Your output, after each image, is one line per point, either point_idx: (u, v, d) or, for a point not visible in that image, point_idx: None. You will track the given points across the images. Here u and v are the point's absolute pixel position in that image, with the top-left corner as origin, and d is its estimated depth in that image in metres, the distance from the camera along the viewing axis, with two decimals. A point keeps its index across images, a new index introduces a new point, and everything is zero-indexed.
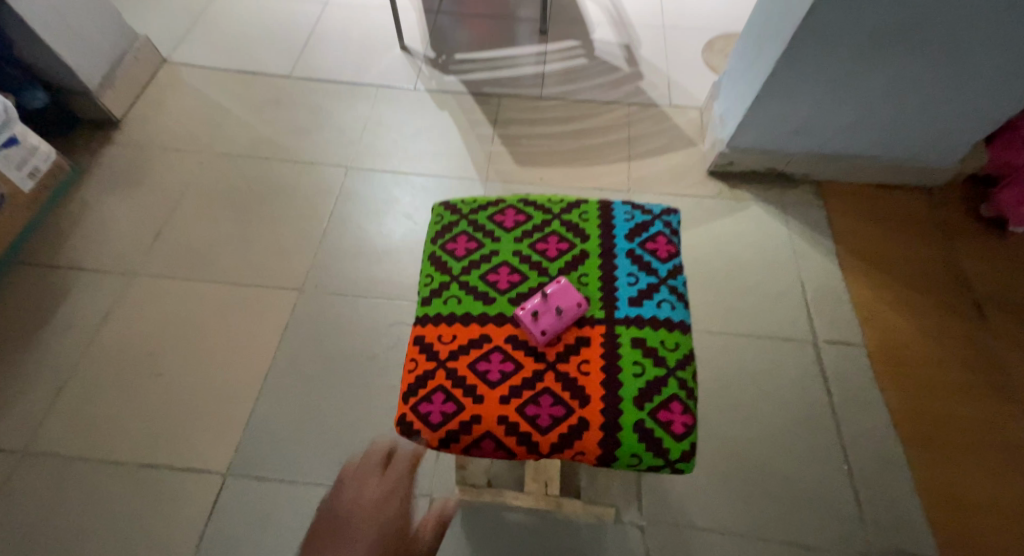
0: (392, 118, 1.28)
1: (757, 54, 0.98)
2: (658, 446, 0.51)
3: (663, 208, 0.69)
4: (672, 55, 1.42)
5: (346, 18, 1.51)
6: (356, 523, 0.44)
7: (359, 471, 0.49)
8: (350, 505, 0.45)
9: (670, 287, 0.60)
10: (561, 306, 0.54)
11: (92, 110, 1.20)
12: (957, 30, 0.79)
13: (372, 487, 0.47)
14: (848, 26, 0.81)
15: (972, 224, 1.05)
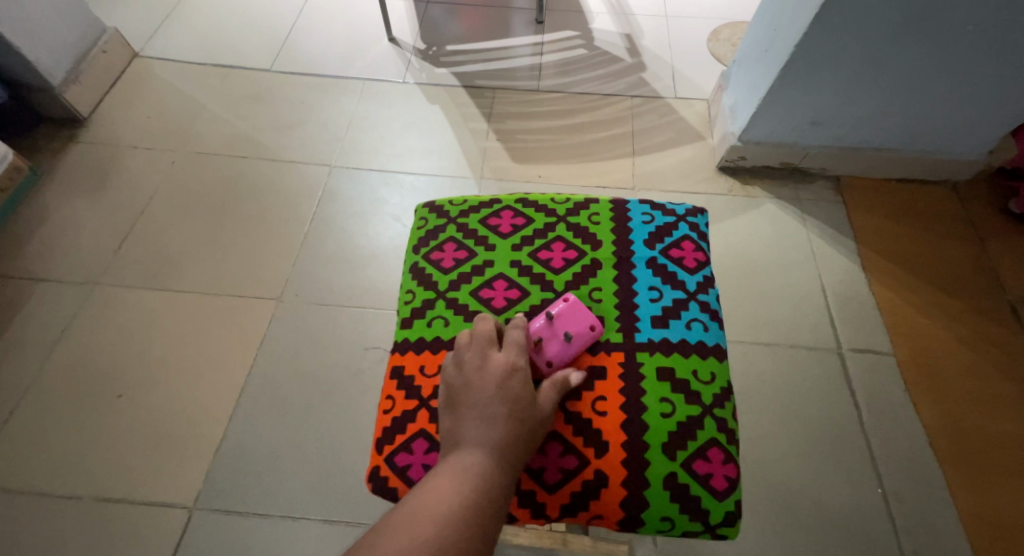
0: (380, 114, 1.21)
1: (770, 40, 0.90)
2: (693, 505, 0.44)
3: (688, 207, 0.62)
4: (675, 44, 1.35)
5: (331, 8, 1.43)
6: (488, 394, 0.42)
7: (475, 340, 0.46)
8: (482, 365, 0.44)
9: (700, 303, 0.53)
10: (565, 330, 0.49)
11: (57, 108, 1.12)
12: (998, 11, 0.72)
13: (494, 361, 0.44)
14: (875, 9, 0.74)
15: (1001, 221, 0.99)
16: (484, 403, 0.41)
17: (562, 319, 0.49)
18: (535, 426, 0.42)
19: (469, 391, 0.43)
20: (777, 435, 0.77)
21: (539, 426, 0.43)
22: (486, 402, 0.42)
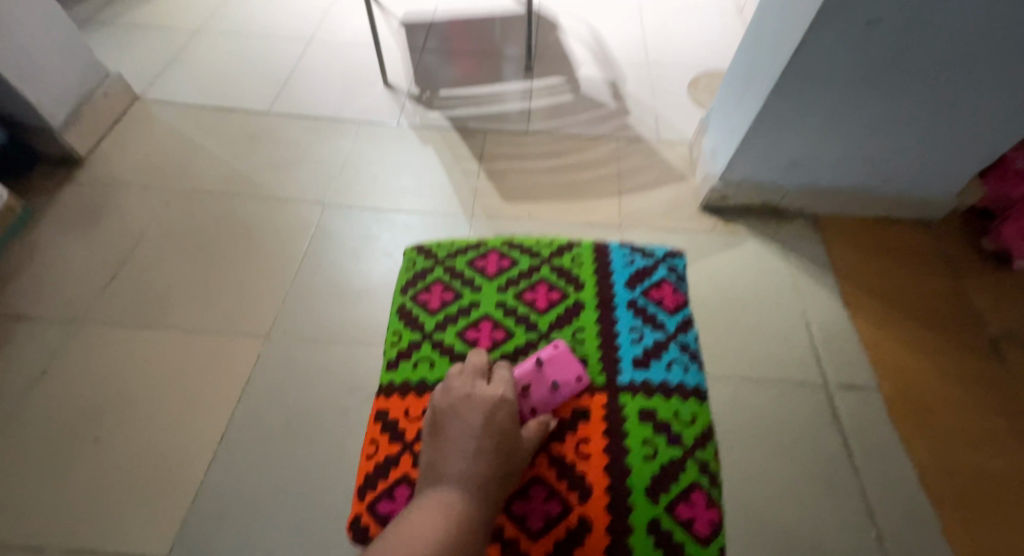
0: (374, 154, 1.24)
1: (746, 88, 0.95)
2: (671, 540, 0.68)
3: (669, 252, 1.01)
4: (657, 91, 1.42)
5: (329, 56, 1.49)
6: (473, 421, 0.62)
7: (468, 373, 0.70)
8: (467, 413, 0.63)
9: (675, 344, 0.87)
10: (561, 374, 0.76)
11: (55, 148, 1.14)
12: (955, 62, 0.77)
13: (479, 391, 0.67)
14: (841, 59, 0.79)
15: (975, 258, 1.02)
16: (469, 431, 0.60)
17: (558, 365, 0.77)
18: (504, 450, 0.61)
19: (458, 433, 0.61)
20: (769, 474, 0.76)
21: (507, 449, 0.61)
22: (470, 444, 0.59)
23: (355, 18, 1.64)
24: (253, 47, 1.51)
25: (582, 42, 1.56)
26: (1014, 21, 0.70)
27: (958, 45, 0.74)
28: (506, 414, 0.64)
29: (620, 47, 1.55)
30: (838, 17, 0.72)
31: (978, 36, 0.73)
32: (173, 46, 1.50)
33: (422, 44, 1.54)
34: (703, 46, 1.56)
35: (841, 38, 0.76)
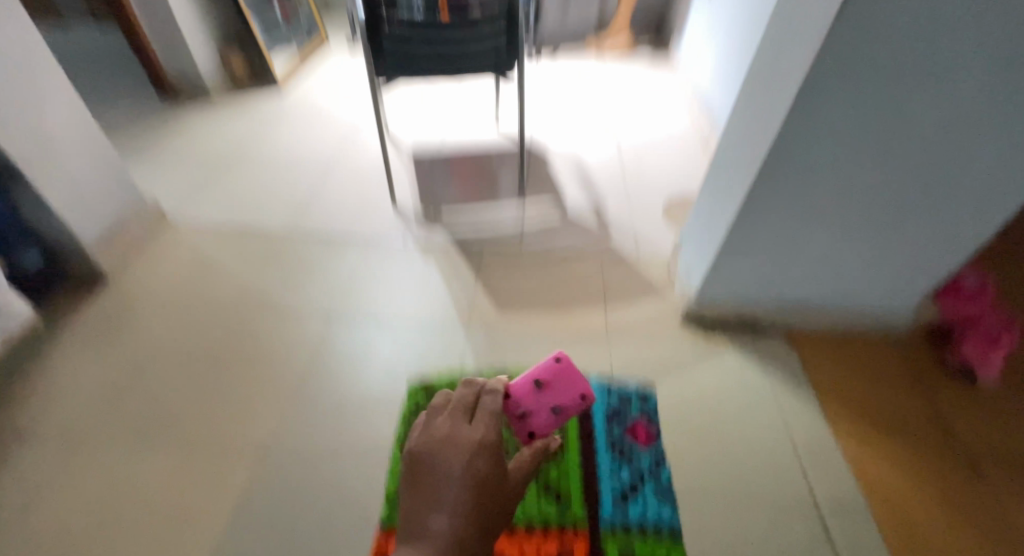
0: (378, 268, 1.33)
1: (713, 217, 1.08)
2: None
3: (641, 393, 1.05)
4: (637, 212, 1.58)
5: (345, 180, 1.67)
6: (456, 467, 0.55)
7: (454, 410, 0.62)
8: (444, 463, 0.55)
9: (648, 484, 0.91)
10: (562, 392, 0.72)
11: (85, 269, 1.24)
12: (884, 207, 0.90)
13: (464, 431, 0.59)
14: (789, 198, 0.91)
15: (942, 374, 1.06)
16: (450, 481, 0.54)
17: (559, 383, 0.72)
18: (487, 499, 0.56)
19: (434, 490, 0.54)
20: None
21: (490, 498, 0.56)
22: (445, 510, 0.53)
23: (369, 146, 1.86)
24: (276, 173, 1.69)
25: (569, 168, 1.76)
26: (928, 182, 0.83)
27: (894, 194, 0.87)
28: (488, 465, 0.57)
29: (603, 173, 1.75)
30: (782, 166, 0.86)
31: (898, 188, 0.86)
32: (205, 173, 1.69)
33: (428, 169, 1.73)
34: (677, 176, 1.76)
35: (781, 186, 0.89)
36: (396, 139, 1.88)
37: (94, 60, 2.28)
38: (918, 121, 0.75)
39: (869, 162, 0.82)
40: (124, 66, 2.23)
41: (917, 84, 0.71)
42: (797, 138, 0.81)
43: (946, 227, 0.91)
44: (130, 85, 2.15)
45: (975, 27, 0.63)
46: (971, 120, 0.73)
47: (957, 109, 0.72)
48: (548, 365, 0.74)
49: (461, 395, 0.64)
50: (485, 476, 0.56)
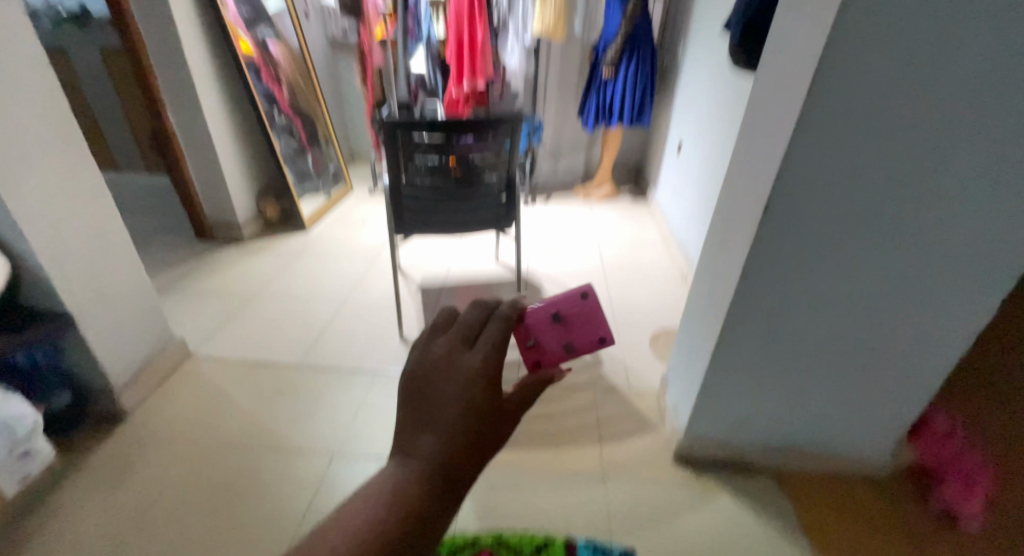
0: (383, 402, 1.41)
1: (692, 359, 1.18)
2: None
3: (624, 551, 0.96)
4: (625, 345, 1.75)
5: (358, 314, 1.81)
6: (451, 396, 0.40)
7: (456, 331, 0.45)
8: (437, 390, 0.40)
9: None
10: (580, 332, 0.68)
11: (108, 406, 1.32)
12: (835, 348, 1.02)
13: (466, 356, 0.42)
14: (753, 343, 1.03)
15: (930, 517, 1.09)
16: (442, 412, 0.39)
17: (579, 320, 0.69)
18: (488, 437, 0.40)
19: (416, 421, 0.39)
20: None
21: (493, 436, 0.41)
22: (422, 450, 0.37)
23: (380, 282, 2.04)
24: (295, 308, 1.85)
25: None
26: (862, 327, 0.98)
27: (846, 336, 1.00)
28: (490, 396, 0.41)
29: None
30: (749, 314, 0.99)
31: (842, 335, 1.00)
32: (230, 309, 1.84)
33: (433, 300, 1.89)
34: (659, 311, 1.94)
35: (746, 334, 1.02)
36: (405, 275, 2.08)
37: (141, 211, 2.56)
38: (849, 275, 0.92)
39: (819, 309, 0.97)
40: (170, 216, 2.54)
41: (840, 246, 0.89)
42: (756, 290, 0.96)
43: (894, 364, 1.03)
44: (171, 233, 2.40)
45: (864, 206, 0.84)
46: (890, 273, 0.91)
47: (877, 266, 0.90)
48: (573, 301, 0.69)
49: (466, 310, 0.47)
50: (483, 411, 0.40)
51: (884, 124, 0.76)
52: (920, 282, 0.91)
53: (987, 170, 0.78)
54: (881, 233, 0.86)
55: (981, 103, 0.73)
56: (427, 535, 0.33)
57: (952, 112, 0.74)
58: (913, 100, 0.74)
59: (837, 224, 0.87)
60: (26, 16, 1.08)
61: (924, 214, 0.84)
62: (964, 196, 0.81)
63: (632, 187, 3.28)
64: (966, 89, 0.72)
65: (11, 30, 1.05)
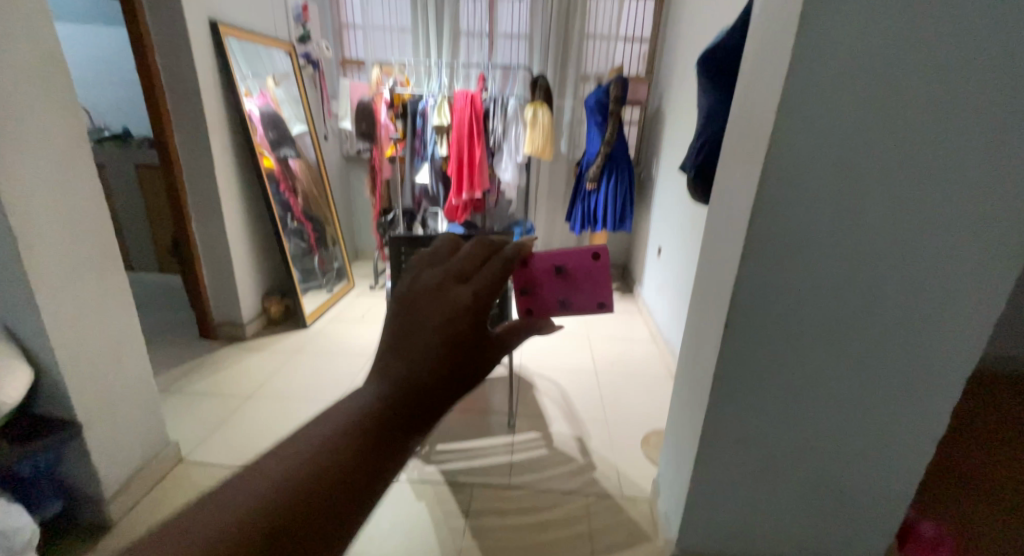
0: (376, 514, 1.47)
1: (678, 468, 1.21)
2: None
3: None
4: (615, 446, 1.81)
5: None
6: (437, 322, 0.42)
7: (455, 260, 0.47)
8: (425, 314, 0.43)
9: None
10: (579, 290, 0.78)
11: (97, 514, 1.32)
12: (816, 460, 1.05)
13: (459, 287, 0.44)
14: (737, 454, 1.06)
15: None
16: (427, 335, 0.42)
17: (580, 279, 0.78)
18: (468, 361, 0.43)
19: (397, 347, 0.42)
20: None
21: (476, 362, 0.43)
22: (393, 377, 0.40)
23: None
24: (292, 407, 1.90)
25: (553, 401, 2.07)
26: (837, 437, 1.02)
27: (820, 449, 1.03)
28: (471, 336, 0.43)
29: (584, 406, 2.04)
30: (725, 427, 1.04)
31: (819, 447, 1.04)
32: (227, 410, 1.87)
33: None
34: (647, 410, 2.03)
35: (729, 446, 1.05)
36: None
37: (151, 310, 2.67)
38: (814, 392, 0.98)
39: (791, 423, 1.02)
40: (179, 314, 2.65)
41: (802, 366, 0.96)
42: (730, 405, 1.01)
43: (876, 477, 1.05)
44: (177, 332, 2.48)
45: (823, 326, 0.92)
46: (851, 390, 0.97)
47: (838, 383, 0.97)
48: (583, 259, 0.78)
49: (471, 245, 0.48)
50: (458, 350, 0.42)
51: (823, 262, 0.87)
52: (881, 399, 0.97)
53: (920, 299, 0.88)
54: (837, 353, 0.94)
55: (901, 245, 0.85)
56: (377, 461, 0.37)
57: (878, 252, 0.85)
58: (842, 241, 0.86)
59: (796, 346, 0.94)
60: (86, 157, 1.27)
61: (872, 337, 0.92)
62: (903, 322, 0.90)
63: (620, 284, 3.47)
64: (886, 234, 0.84)
65: (71, 169, 1.22)
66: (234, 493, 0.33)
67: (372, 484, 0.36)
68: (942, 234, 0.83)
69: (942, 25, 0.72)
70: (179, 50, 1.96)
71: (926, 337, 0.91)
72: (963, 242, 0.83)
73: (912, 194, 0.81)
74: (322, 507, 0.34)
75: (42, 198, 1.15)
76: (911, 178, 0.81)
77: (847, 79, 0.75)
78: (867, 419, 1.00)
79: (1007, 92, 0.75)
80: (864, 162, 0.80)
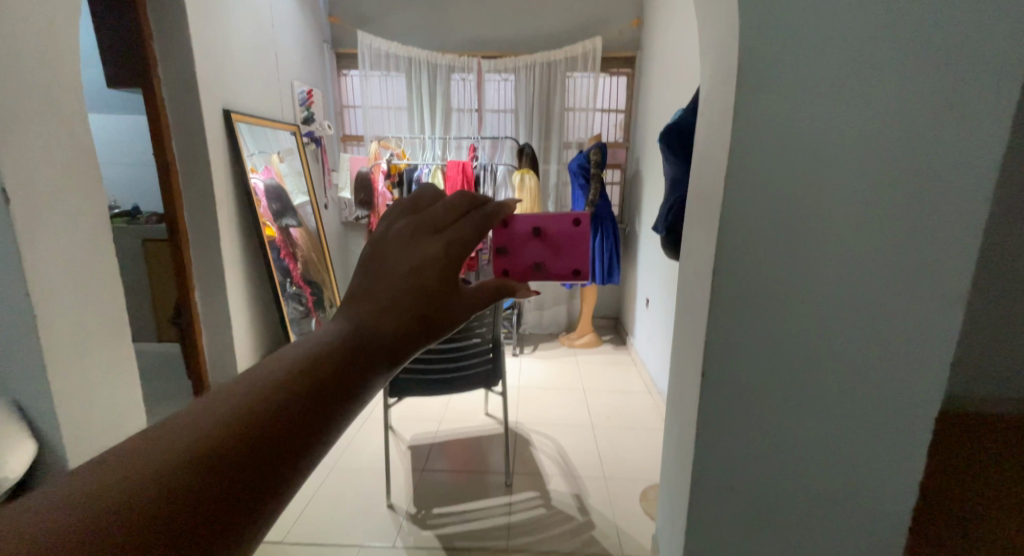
0: None
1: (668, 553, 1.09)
2: None
3: None
4: (614, 502, 1.79)
5: (344, 482, 1.91)
6: (404, 267, 0.51)
7: (433, 216, 0.55)
8: (396, 259, 0.51)
9: None
10: (557, 253, 0.81)
11: None
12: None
13: (428, 240, 0.52)
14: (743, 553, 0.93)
15: None
16: (396, 277, 0.50)
17: (559, 244, 0.81)
18: (430, 301, 0.50)
19: (372, 285, 0.50)
20: None
21: (439, 299, 0.51)
22: (364, 312, 0.49)
23: (371, 443, 2.18)
24: None
25: (551, 457, 2.06)
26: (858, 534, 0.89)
27: (832, 543, 0.90)
28: (437, 279, 0.50)
29: (582, 463, 2.03)
30: (719, 520, 0.91)
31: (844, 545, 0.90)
32: None
33: (422, 464, 2.03)
34: (646, 465, 2.01)
35: (732, 543, 0.93)
36: (397, 434, 2.25)
37: (150, 380, 2.69)
38: (813, 476, 0.87)
39: (793, 512, 0.90)
40: (174, 383, 2.66)
41: (793, 446, 0.86)
42: (717, 491, 0.90)
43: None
44: (173, 401, 2.48)
45: (827, 402, 0.83)
46: (853, 472, 0.86)
47: (837, 466, 0.86)
48: (563, 225, 0.81)
49: (448, 204, 0.56)
50: (424, 292, 0.50)
51: (800, 333, 0.81)
52: (897, 482, 0.86)
53: (913, 370, 0.80)
54: (829, 431, 0.85)
55: (883, 314, 0.79)
56: (343, 378, 0.45)
57: (857, 321, 0.79)
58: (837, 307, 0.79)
59: (784, 423, 0.85)
60: (102, 239, 1.39)
61: (864, 413, 0.83)
62: (899, 396, 0.82)
63: (614, 337, 3.51)
64: (864, 303, 0.78)
65: (86, 251, 1.34)
66: (230, 393, 0.42)
67: (338, 397, 0.44)
68: (935, 299, 0.77)
69: (884, 92, 0.71)
70: (191, 134, 2.12)
71: (927, 414, 0.82)
72: (948, 309, 0.77)
73: (885, 261, 0.76)
74: (297, 407, 0.42)
75: (59, 280, 1.27)
76: (908, 235, 0.74)
77: (793, 148, 0.73)
78: (880, 508, 0.88)
79: (967, 155, 0.71)
80: (853, 223, 0.75)
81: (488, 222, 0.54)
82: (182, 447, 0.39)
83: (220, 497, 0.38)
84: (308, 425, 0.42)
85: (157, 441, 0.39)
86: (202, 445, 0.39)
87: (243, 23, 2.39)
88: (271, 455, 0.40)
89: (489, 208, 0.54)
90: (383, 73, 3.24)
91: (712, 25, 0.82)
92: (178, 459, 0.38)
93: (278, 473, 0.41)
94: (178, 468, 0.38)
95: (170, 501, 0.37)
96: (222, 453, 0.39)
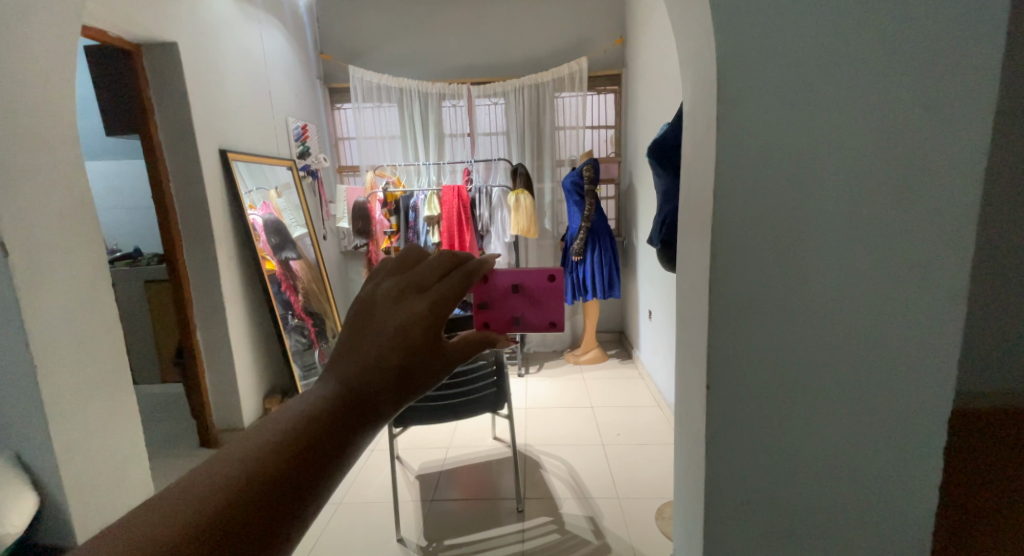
0: None
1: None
2: None
3: None
4: (630, 523, 1.75)
5: (352, 517, 1.87)
6: (389, 321, 0.53)
7: (418, 269, 0.57)
8: (382, 315, 0.53)
9: None
10: (535, 307, 0.81)
11: None
12: None
13: (412, 294, 0.55)
14: None
15: None
16: (382, 333, 0.52)
17: (538, 297, 0.81)
18: (415, 355, 0.52)
19: (359, 344, 0.52)
20: None
21: (424, 355, 0.52)
22: (353, 372, 0.51)
23: (379, 474, 2.15)
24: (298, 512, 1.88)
25: (561, 479, 2.03)
26: (882, 546, 0.86)
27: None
28: (420, 338, 0.52)
29: (594, 484, 1.98)
30: (734, 535, 0.88)
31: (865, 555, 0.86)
32: None
33: (431, 494, 1.99)
34: (658, 483, 1.97)
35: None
36: (404, 464, 2.22)
37: (154, 422, 2.67)
38: (828, 484, 0.85)
39: (811, 530, 0.87)
40: (181, 423, 2.65)
41: (807, 456, 0.84)
42: (730, 505, 0.87)
43: None
44: (179, 441, 2.46)
45: (831, 409, 0.82)
46: (870, 474, 0.84)
47: (853, 472, 0.84)
48: (540, 279, 0.81)
49: (435, 260, 0.58)
50: (409, 349, 0.52)
51: (800, 340, 0.79)
52: (918, 484, 0.83)
53: (921, 372, 0.79)
54: (841, 434, 0.83)
55: (883, 313, 0.77)
56: (328, 441, 0.48)
57: (859, 318, 0.78)
58: (834, 311, 0.78)
59: (794, 426, 0.83)
60: (104, 287, 1.41)
61: (876, 411, 0.81)
62: (910, 391, 0.80)
63: (619, 351, 3.49)
64: (865, 298, 0.77)
65: (87, 301, 1.35)
66: (231, 457, 0.46)
67: (328, 460, 0.48)
68: (935, 295, 0.76)
69: (862, 85, 0.71)
70: (188, 174, 2.16)
71: (942, 410, 0.80)
72: (951, 299, 0.76)
73: (880, 254, 0.75)
74: (298, 458, 0.46)
75: (61, 329, 1.28)
76: (898, 235, 0.75)
77: (777, 148, 0.73)
78: (902, 511, 0.84)
79: (955, 140, 0.71)
80: (841, 224, 0.75)
81: (469, 280, 0.56)
82: (209, 492, 0.44)
83: (235, 542, 0.43)
84: (296, 494, 0.46)
85: (171, 504, 0.43)
86: (227, 493, 0.44)
87: (237, 66, 2.46)
88: (260, 525, 0.44)
89: (471, 265, 0.57)
90: (376, 104, 3.31)
91: (688, 40, 0.84)
92: (205, 502, 0.43)
93: (271, 536, 0.44)
94: (186, 532, 0.42)
95: (193, 544, 0.41)
96: (228, 517, 0.43)
